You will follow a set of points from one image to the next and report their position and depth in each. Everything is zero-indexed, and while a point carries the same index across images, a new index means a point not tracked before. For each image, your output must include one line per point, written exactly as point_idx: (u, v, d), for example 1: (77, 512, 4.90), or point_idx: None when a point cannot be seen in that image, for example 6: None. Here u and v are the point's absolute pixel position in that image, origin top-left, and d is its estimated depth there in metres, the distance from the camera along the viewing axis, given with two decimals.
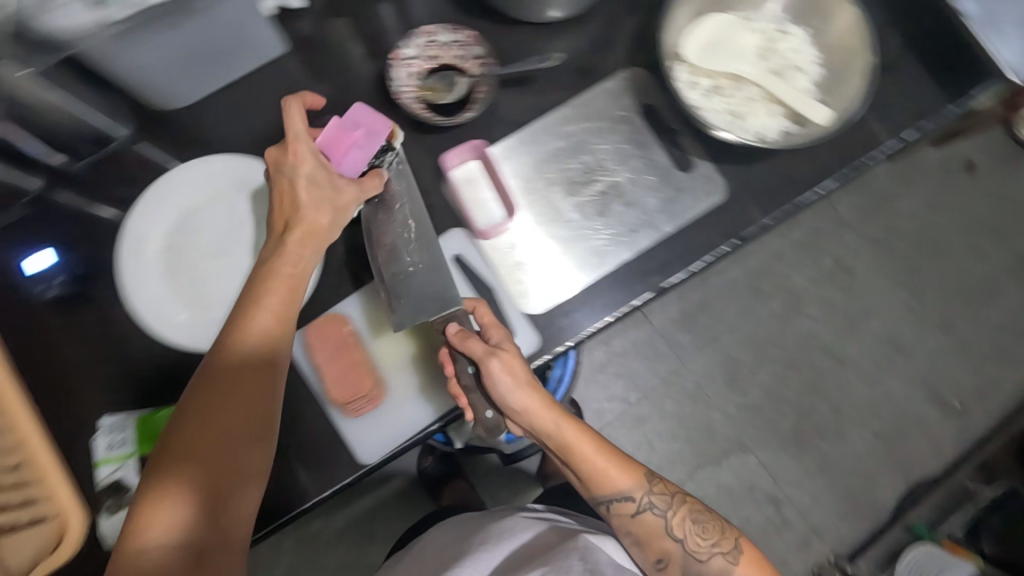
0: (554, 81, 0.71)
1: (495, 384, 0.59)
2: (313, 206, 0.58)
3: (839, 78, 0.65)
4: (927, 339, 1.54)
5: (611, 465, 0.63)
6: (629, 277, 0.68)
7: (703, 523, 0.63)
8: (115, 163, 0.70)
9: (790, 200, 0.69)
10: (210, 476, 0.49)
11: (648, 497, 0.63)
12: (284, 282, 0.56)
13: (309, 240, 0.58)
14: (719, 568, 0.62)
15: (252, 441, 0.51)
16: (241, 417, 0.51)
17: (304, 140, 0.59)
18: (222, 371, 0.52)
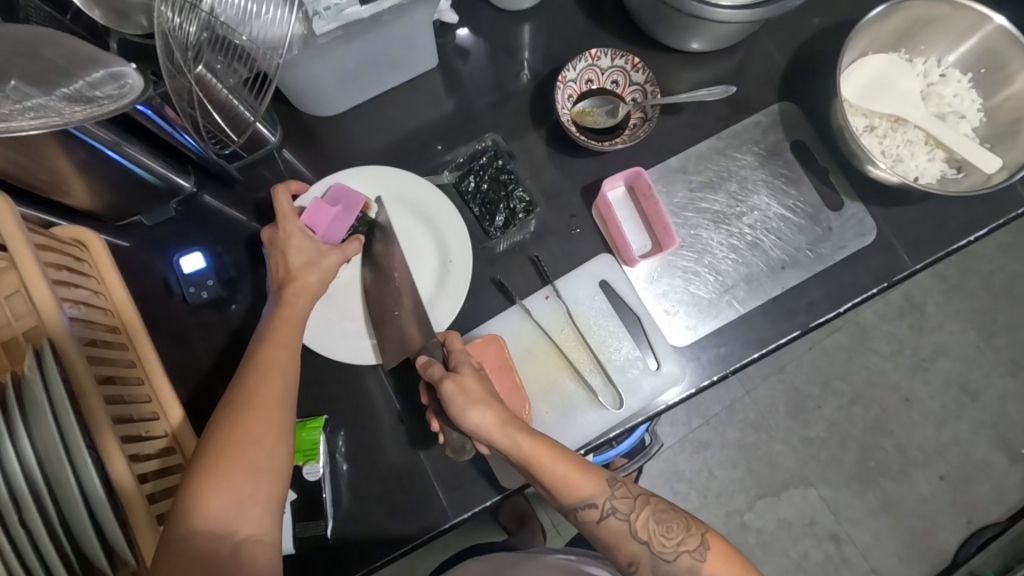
0: (704, 112, 0.71)
1: (450, 402, 0.56)
2: (314, 262, 0.59)
3: (1007, 128, 0.65)
4: (998, 383, 1.51)
5: (571, 467, 0.55)
6: (776, 315, 0.67)
7: (667, 522, 0.55)
8: (264, 169, 0.71)
9: (942, 248, 0.69)
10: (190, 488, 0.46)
11: (610, 501, 0.55)
12: (285, 322, 0.56)
13: (305, 288, 0.58)
14: (687, 568, 0.53)
15: (273, 442, 0.50)
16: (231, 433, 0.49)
17: (284, 207, 0.60)
18: (239, 398, 0.51)
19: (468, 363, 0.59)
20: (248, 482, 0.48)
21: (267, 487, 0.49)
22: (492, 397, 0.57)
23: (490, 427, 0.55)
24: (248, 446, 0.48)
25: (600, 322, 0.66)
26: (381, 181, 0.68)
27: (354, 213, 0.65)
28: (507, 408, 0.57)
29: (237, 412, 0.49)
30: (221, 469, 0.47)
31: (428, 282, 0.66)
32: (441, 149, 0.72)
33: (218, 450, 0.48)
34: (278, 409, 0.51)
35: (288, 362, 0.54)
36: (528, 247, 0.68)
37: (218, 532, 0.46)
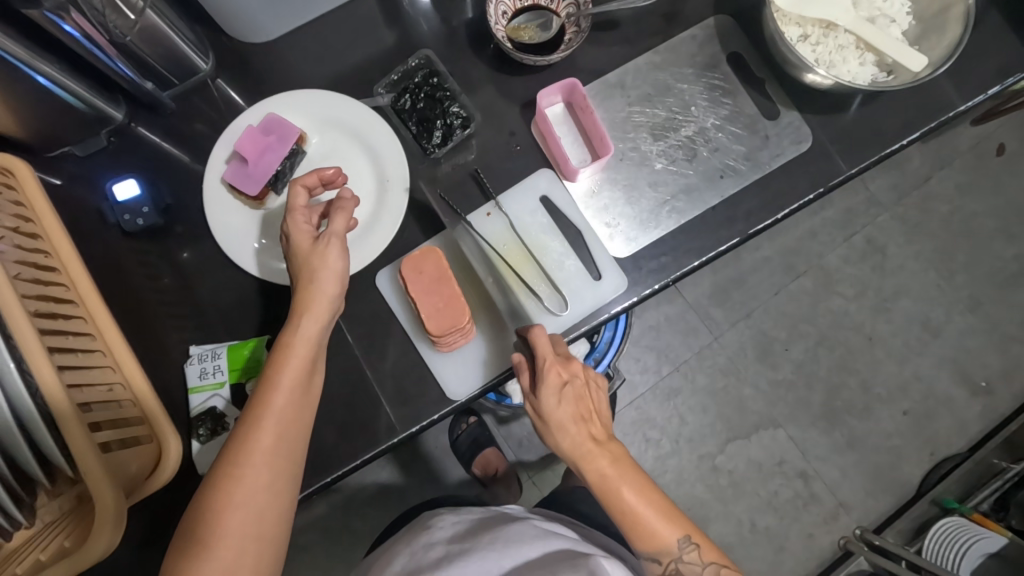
0: (640, 27, 0.71)
1: (553, 416, 0.58)
2: (315, 279, 0.56)
3: (933, 28, 0.66)
4: (957, 320, 1.55)
5: (660, 516, 0.55)
6: (717, 223, 0.68)
7: None
8: (197, 99, 0.70)
9: (876, 152, 0.69)
10: (190, 537, 0.48)
11: (678, 560, 0.54)
12: (299, 359, 0.54)
13: (312, 313, 0.56)
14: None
15: (277, 498, 0.51)
16: (238, 489, 0.49)
17: (298, 217, 0.58)
18: (245, 450, 0.50)
19: (581, 368, 0.60)
20: (251, 538, 0.49)
21: (269, 533, 0.50)
22: (585, 417, 0.58)
23: (591, 451, 0.57)
24: (251, 500, 0.49)
25: (544, 235, 0.67)
26: (315, 106, 0.67)
27: (290, 145, 0.64)
28: (602, 427, 0.59)
29: (242, 458, 0.50)
30: (224, 517, 0.48)
31: (364, 209, 0.66)
32: (377, 73, 0.71)
33: (225, 500, 0.49)
34: (282, 461, 0.51)
35: (295, 409, 0.53)
36: (468, 165, 0.68)
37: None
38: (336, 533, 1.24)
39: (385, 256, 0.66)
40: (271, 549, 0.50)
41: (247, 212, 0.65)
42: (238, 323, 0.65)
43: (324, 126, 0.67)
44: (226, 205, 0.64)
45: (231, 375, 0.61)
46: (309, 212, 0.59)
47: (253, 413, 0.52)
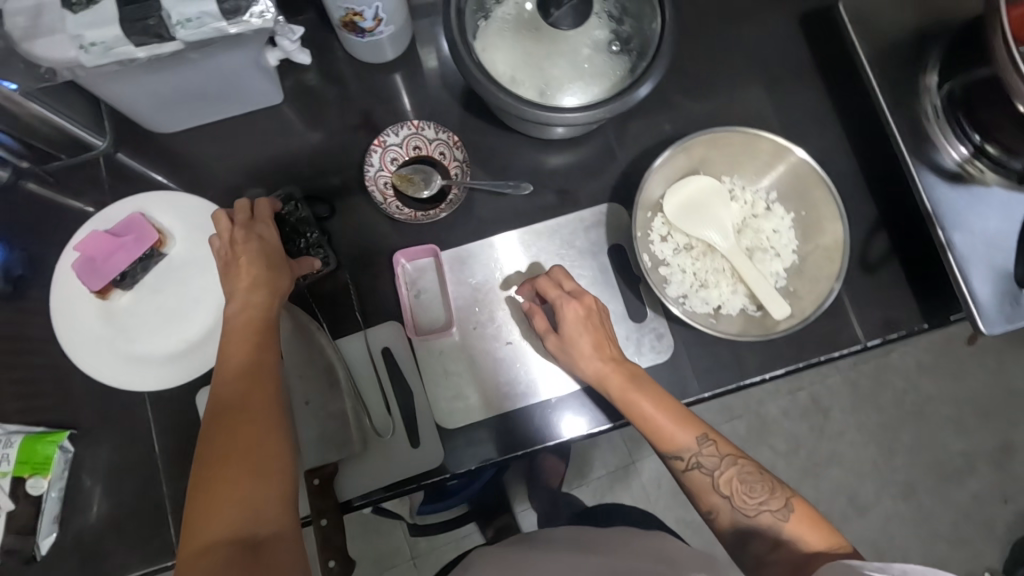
0: (533, 201, 0.72)
1: (570, 346, 0.61)
2: (274, 267, 0.59)
3: (809, 277, 0.65)
4: (886, 504, 1.41)
5: (678, 418, 0.60)
6: (550, 414, 0.67)
7: (750, 482, 0.58)
8: (88, 169, 0.71)
9: (733, 380, 0.67)
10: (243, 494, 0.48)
11: (697, 455, 0.59)
12: (248, 325, 0.57)
13: (268, 284, 0.59)
14: (767, 526, 0.57)
15: (267, 436, 0.51)
16: (233, 435, 0.51)
17: (263, 216, 0.62)
18: (228, 403, 0.52)
19: (587, 300, 0.61)
20: (255, 480, 0.49)
21: (274, 468, 0.50)
22: (602, 343, 0.61)
23: (607, 373, 0.60)
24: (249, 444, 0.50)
25: (374, 389, 0.67)
26: (187, 212, 0.68)
27: (144, 248, 0.64)
28: (617, 351, 0.62)
29: (232, 418, 0.51)
30: (225, 467, 0.49)
31: (206, 320, 0.67)
32: (273, 186, 0.73)
33: (214, 451, 0.50)
34: (258, 404, 0.53)
35: (262, 361, 0.55)
36: (324, 301, 0.69)
37: (254, 523, 0.47)
38: None
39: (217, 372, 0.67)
40: (277, 481, 0.50)
41: (92, 302, 0.65)
42: (63, 406, 0.66)
43: (191, 232, 0.68)
44: (71, 291, 0.65)
45: (15, 468, 0.61)
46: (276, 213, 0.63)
47: (225, 371, 0.54)
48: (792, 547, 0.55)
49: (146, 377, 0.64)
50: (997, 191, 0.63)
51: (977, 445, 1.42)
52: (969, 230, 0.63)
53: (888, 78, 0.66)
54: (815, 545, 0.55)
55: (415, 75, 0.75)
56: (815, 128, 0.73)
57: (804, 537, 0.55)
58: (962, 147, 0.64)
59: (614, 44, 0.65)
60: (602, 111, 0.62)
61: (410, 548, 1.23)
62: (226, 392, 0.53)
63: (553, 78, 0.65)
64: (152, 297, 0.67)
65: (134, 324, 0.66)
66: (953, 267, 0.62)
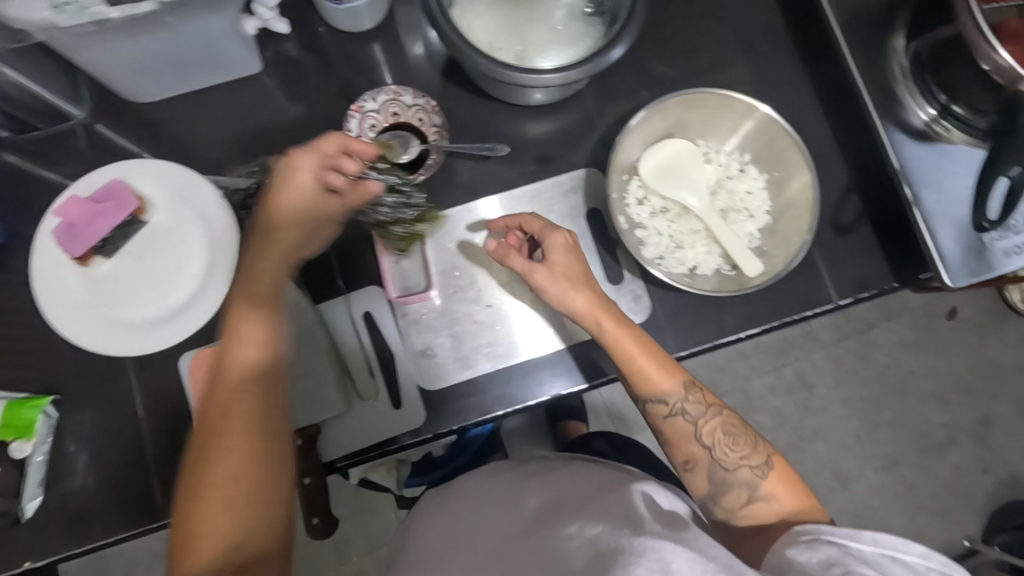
0: (513, 167, 0.73)
1: (559, 273, 0.62)
2: (280, 223, 0.55)
3: (781, 236, 0.66)
4: (868, 476, 1.43)
5: (660, 366, 0.61)
6: (530, 374, 0.68)
7: (732, 435, 0.60)
8: (67, 139, 0.71)
9: (710, 339, 0.69)
10: (236, 510, 0.47)
11: (682, 403, 0.61)
12: (255, 300, 0.54)
13: (274, 252, 0.56)
14: (744, 480, 0.59)
15: (262, 454, 0.49)
16: (232, 449, 0.49)
17: (303, 184, 0.55)
18: (213, 406, 0.51)
19: (570, 241, 0.63)
20: (245, 499, 0.48)
21: (263, 487, 0.49)
22: (585, 280, 0.62)
23: (598, 308, 0.61)
24: (234, 453, 0.49)
25: (355, 352, 0.68)
26: (165, 180, 0.68)
27: (125, 215, 0.65)
28: (599, 292, 0.63)
29: (219, 424, 0.50)
30: (214, 481, 0.47)
31: (187, 285, 0.67)
32: (253, 155, 0.73)
33: (201, 463, 0.48)
34: (246, 425, 0.50)
35: (258, 355, 0.53)
36: (305, 267, 0.69)
37: (237, 544, 0.46)
38: None
39: (198, 338, 0.67)
40: (273, 501, 0.49)
41: (72, 269, 0.66)
42: (46, 374, 0.66)
43: (170, 199, 0.68)
44: (50, 259, 0.65)
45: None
46: (323, 171, 0.56)
47: (235, 360, 0.52)
48: (766, 505, 0.58)
49: (128, 341, 0.65)
50: (962, 150, 0.65)
51: (957, 418, 1.45)
52: (934, 188, 0.64)
53: (857, 42, 0.68)
54: (787, 505, 0.58)
55: (395, 45, 0.76)
56: (790, 93, 0.75)
57: (778, 495, 0.58)
58: (930, 108, 0.65)
59: (587, 7, 0.66)
60: (577, 72, 0.62)
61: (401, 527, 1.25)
62: (229, 387, 0.51)
63: (530, 43, 0.66)
64: (133, 264, 0.67)
65: (115, 290, 0.66)
66: (919, 225, 0.64)
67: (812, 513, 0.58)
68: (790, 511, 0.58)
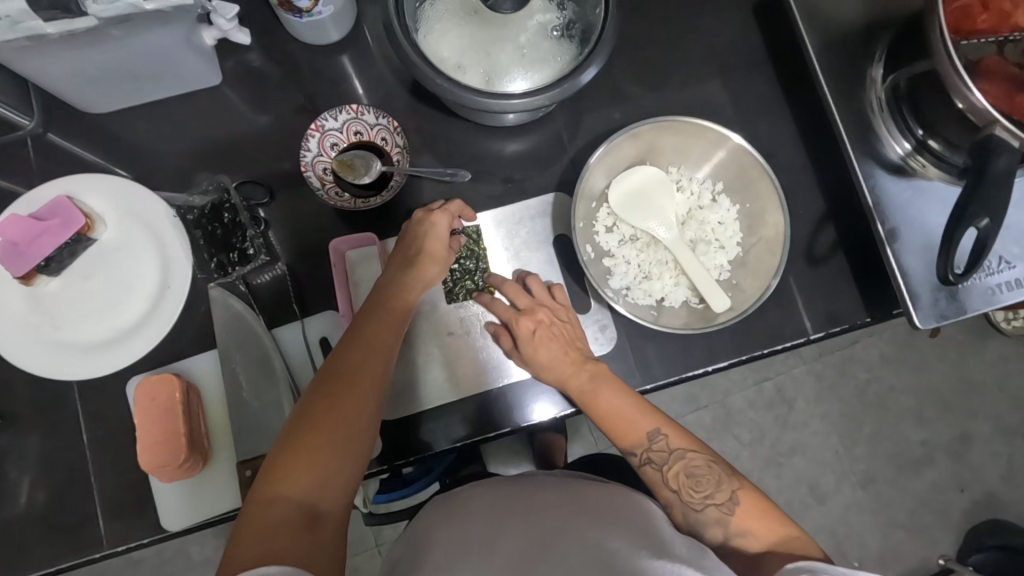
0: (480, 189, 0.71)
1: (529, 360, 0.62)
2: (433, 242, 0.62)
3: (751, 270, 0.65)
4: (845, 493, 1.42)
5: (633, 413, 0.59)
6: (490, 404, 0.66)
7: (696, 475, 0.57)
8: (16, 150, 0.69)
9: (675, 372, 0.67)
10: (327, 458, 0.48)
11: (648, 451, 0.59)
12: (401, 309, 0.59)
13: (422, 274, 0.61)
14: (714, 519, 0.55)
15: (363, 418, 0.51)
16: (344, 404, 0.50)
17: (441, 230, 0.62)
18: (354, 370, 0.53)
19: (542, 312, 0.63)
20: (342, 453, 0.49)
21: (356, 447, 0.50)
22: (558, 353, 0.62)
23: (565, 381, 0.61)
24: (351, 412, 0.50)
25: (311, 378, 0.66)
26: (117, 197, 0.66)
27: (70, 233, 0.62)
28: (577, 355, 0.62)
29: (344, 378, 0.52)
30: (320, 428, 0.49)
31: (137, 307, 0.65)
32: (211, 169, 0.71)
33: (314, 412, 0.49)
34: (374, 398, 0.53)
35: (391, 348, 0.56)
36: (261, 288, 0.67)
37: (318, 495, 0.47)
38: (143, 564, 1.18)
39: (149, 361, 0.65)
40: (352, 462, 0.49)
41: (16, 289, 0.63)
42: None
43: (122, 217, 0.66)
44: None
45: None
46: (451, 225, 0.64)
47: (380, 346, 0.55)
48: (742, 541, 0.55)
49: (72, 365, 0.62)
50: (939, 186, 0.63)
51: (936, 436, 1.44)
52: (907, 225, 0.63)
53: (834, 72, 0.66)
54: (763, 537, 0.54)
55: (362, 58, 0.73)
56: (767, 119, 0.73)
57: (752, 530, 0.55)
58: (905, 142, 0.64)
59: (556, 30, 0.63)
60: (544, 98, 0.60)
61: (374, 537, 1.23)
62: (362, 363, 0.53)
63: (497, 64, 0.64)
64: (83, 284, 0.65)
65: (62, 311, 0.64)
66: (891, 262, 0.62)
67: (795, 543, 0.54)
68: (766, 546, 0.54)
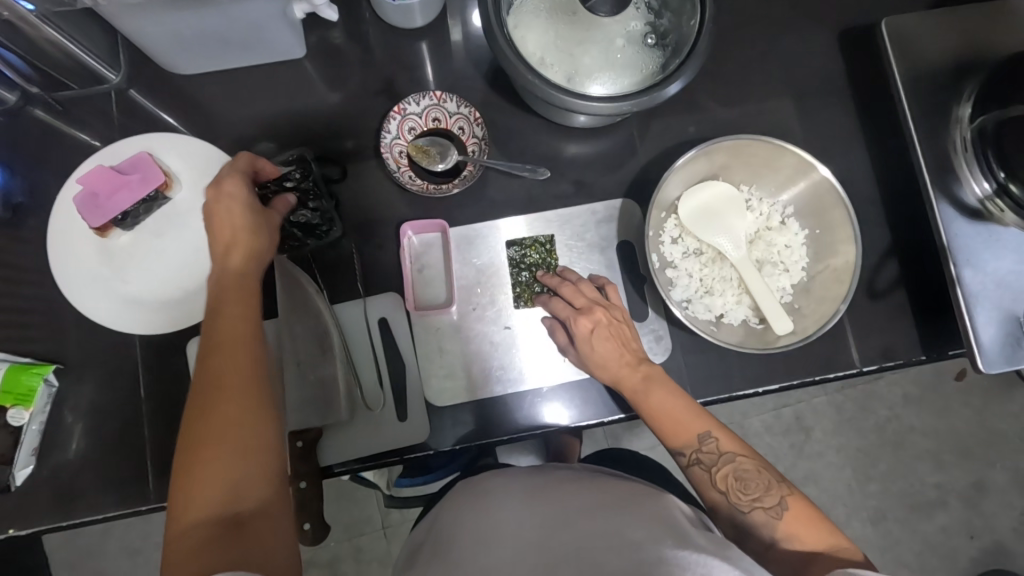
0: (547, 187, 0.71)
1: (587, 357, 0.62)
2: (219, 208, 0.56)
3: (814, 296, 0.65)
4: (855, 526, 1.41)
5: (683, 414, 0.59)
6: (540, 402, 0.66)
7: (745, 479, 0.57)
8: (99, 102, 0.70)
9: (725, 390, 0.67)
10: (230, 462, 0.47)
11: (697, 452, 0.59)
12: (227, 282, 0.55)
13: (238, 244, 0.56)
14: (761, 522, 0.56)
15: (256, 411, 0.50)
16: (229, 410, 0.49)
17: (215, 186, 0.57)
18: (221, 372, 0.50)
19: (597, 310, 0.61)
20: (246, 454, 0.48)
21: (257, 443, 0.49)
22: (616, 351, 0.61)
23: (621, 378, 0.61)
24: (238, 418, 0.49)
25: (368, 356, 0.67)
26: (194, 159, 0.67)
27: (149, 190, 0.63)
28: (635, 352, 0.62)
29: (219, 382, 0.50)
30: (208, 442, 0.47)
31: (204, 269, 0.66)
32: (286, 140, 0.71)
33: (199, 428, 0.48)
34: (251, 391, 0.50)
35: (234, 322, 0.53)
36: (325, 263, 0.68)
37: (231, 499, 0.47)
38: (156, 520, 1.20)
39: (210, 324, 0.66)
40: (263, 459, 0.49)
41: (91, 239, 0.64)
42: (52, 340, 0.65)
43: (197, 179, 0.67)
44: (70, 228, 0.64)
45: None
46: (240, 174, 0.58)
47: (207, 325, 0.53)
48: (788, 546, 0.55)
49: (140, 319, 0.63)
50: (1011, 232, 0.63)
51: (953, 481, 1.42)
52: (979, 268, 0.63)
53: (919, 107, 0.65)
54: (808, 543, 0.55)
55: (444, 46, 0.73)
56: (842, 148, 0.72)
57: (798, 535, 0.55)
58: (986, 183, 0.62)
59: (649, 37, 0.63)
60: (631, 105, 0.60)
61: (382, 519, 1.24)
62: (215, 359, 0.51)
63: (583, 65, 0.64)
64: (153, 241, 0.66)
65: (133, 266, 0.65)
66: (959, 302, 0.62)
67: (840, 548, 0.54)
68: (811, 551, 0.55)
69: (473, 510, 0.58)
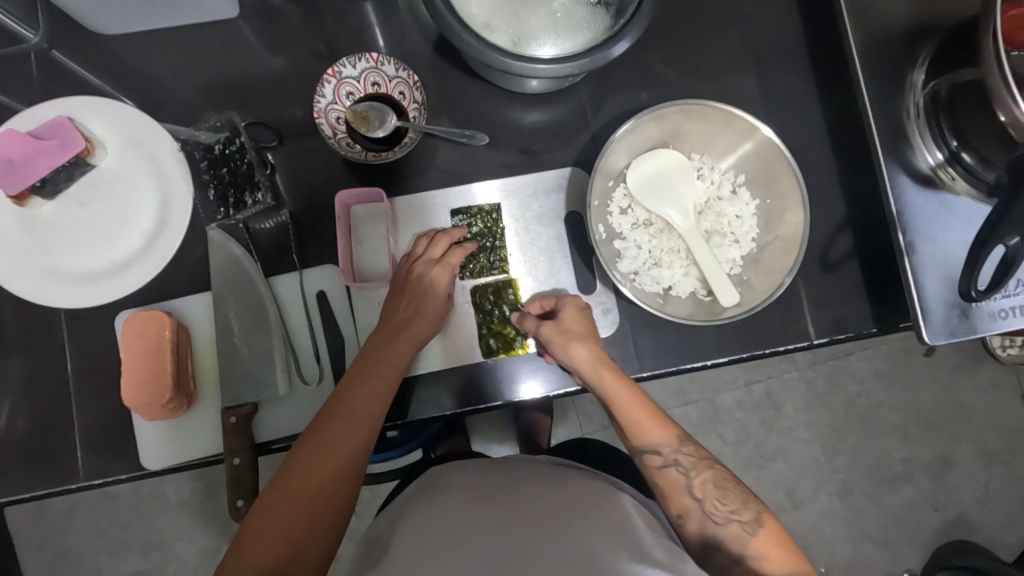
0: (495, 155, 0.69)
1: (566, 332, 0.61)
2: (417, 297, 0.62)
3: (762, 267, 0.63)
4: (822, 499, 1.43)
5: (656, 417, 0.60)
6: (484, 377, 0.65)
7: (723, 489, 0.56)
8: (19, 64, 0.66)
9: (674, 364, 0.66)
10: (307, 518, 0.49)
11: (675, 452, 0.58)
12: (384, 369, 0.58)
13: (410, 333, 0.61)
14: (735, 536, 0.54)
15: (347, 472, 0.53)
16: (324, 470, 0.52)
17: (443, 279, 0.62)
18: (336, 442, 0.53)
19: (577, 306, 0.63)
20: (324, 512, 0.50)
21: (335, 503, 0.51)
22: (591, 337, 0.61)
23: (603, 365, 0.60)
24: (321, 475, 0.51)
25: (308, 330, 0.65)
26: (120, 125, 0.64)
27: (68, 156, 0.60)
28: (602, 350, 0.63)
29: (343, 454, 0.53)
30: (297, 500, 0.50)
31: (131, 240, 0.63)
32: (221, 105, 0.68)
33: (288, 490, 0.50)
34: (344, 451, 0.53)
35: (371, 410, 0.55)
36: (262, 235, 0.65)
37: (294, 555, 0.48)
38: (119, 498, 1.18)
39: (141, 297, 0.64)
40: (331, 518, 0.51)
41: (9, 209, 0.61)
42: None
43: (123, 145, 0.64)
44: None
45: None
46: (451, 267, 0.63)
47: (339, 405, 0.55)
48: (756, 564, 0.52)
49: (63, 292, 0.61)
50: (966, 202, 0.61)
51: (919, 456, 1.44)
52: (929, 239, 0.61)
53: (874, 74, 0.63)
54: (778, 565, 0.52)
55: (386, 6, 0.70)
56: (799, 116, 0.70)
57: (768, 554, 0.52)
58: (938, 153, 0.62)
59: None
60: (573, 66, 0.58)
61: None
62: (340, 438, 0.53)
63: (525, 25, 0.61)
64: (77, 210, 0.63)
65: (55, 236, 0.62)
66: (907, 273, 0.61)
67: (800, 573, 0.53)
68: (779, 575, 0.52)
69: (440, 497, 0.56)
